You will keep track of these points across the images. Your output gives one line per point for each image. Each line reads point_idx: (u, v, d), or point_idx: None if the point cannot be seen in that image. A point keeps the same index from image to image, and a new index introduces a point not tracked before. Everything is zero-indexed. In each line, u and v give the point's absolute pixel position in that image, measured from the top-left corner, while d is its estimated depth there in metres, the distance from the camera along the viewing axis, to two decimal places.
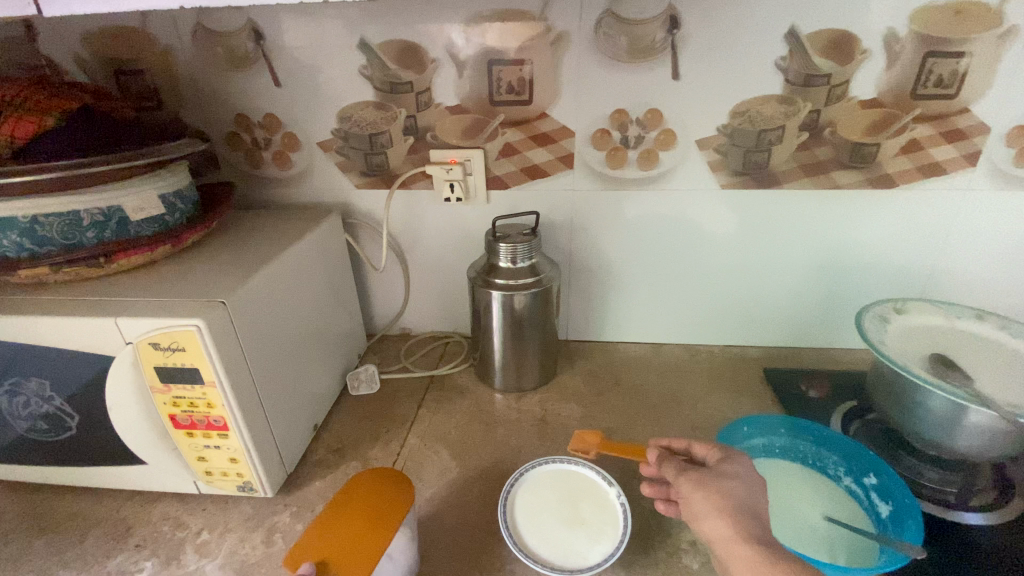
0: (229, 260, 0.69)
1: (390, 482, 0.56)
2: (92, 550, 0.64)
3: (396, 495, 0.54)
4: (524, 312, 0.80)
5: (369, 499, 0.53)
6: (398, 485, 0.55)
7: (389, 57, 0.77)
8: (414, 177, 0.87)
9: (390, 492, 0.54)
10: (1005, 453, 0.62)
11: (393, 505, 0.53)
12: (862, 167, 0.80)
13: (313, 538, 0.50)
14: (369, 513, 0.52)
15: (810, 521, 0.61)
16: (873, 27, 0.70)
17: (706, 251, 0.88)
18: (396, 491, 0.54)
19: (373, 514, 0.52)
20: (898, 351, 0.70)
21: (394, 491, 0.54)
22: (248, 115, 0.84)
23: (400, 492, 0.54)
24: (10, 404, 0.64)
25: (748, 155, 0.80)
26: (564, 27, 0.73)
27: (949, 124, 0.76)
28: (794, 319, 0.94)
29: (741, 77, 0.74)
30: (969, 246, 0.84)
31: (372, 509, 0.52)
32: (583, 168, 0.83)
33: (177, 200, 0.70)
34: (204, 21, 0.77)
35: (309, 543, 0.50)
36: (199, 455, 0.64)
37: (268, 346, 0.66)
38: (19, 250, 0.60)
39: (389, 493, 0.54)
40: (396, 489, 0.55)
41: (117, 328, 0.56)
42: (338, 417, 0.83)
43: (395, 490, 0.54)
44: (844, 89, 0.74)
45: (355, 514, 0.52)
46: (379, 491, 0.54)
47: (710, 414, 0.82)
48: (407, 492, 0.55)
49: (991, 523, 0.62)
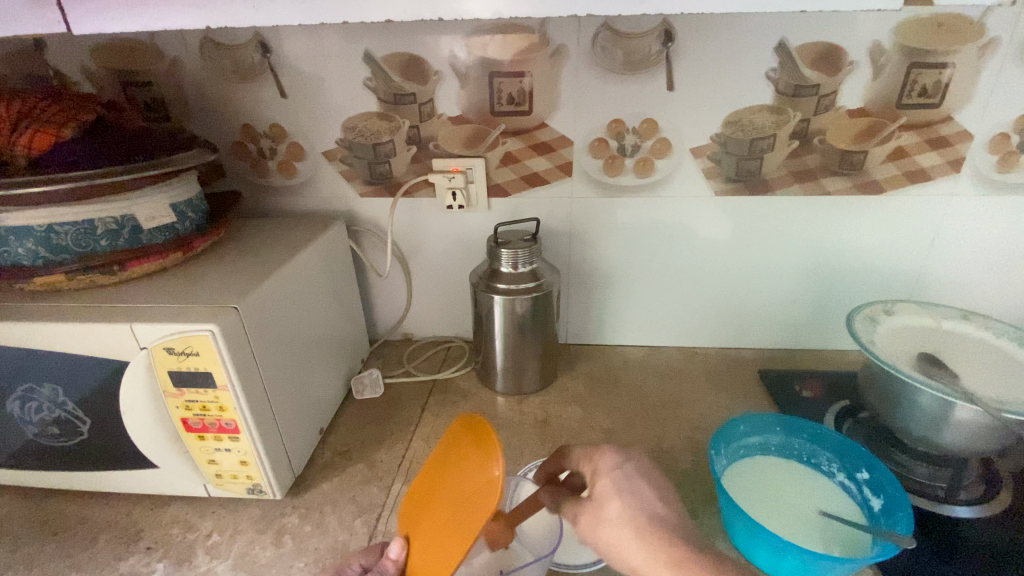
0: (237, 266, 0.71)
1: (480, 449, 0.53)
2: (104, 553, 0.65)
3: (482, 479, 0.51)
4: (525, 316, 0.83)
5: (460, 471, 0.55)
6: (489, 462, 0.51)
7: (393, 70, 0.80)
8: (417, 186, 0.89)
9: (478, 470, 0.52)
10: (990, 447, 0.65)
11: (484, 501, 0.49)
12: (851, 173, 0.83)
13: (415, 509, 0.59)
14: (458, 494, 0.53)
15: (804, 515, 0.64)
16: (860, 40, 0.73)
17: (703, 256, 0.91)
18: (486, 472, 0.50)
19: (460, 497, 0.53)
20: (887, 350, 0.73)
21: (483, 470, 0.51)
22: (254, 125, 0.86)
23: (489, 476, 0.50)
24: (22, 410, 0.65)
25: (741, 162, 0.83)
26: (562, 41, 0.76)
27: (933, 132, 0.79)
28: (788, 321, 0.96)
29: (733, 88, 0.77)
30: (955, 248, 0.87)
31: (460, 491, 0.53)
32: (581, 176, 0.86)
33: (187, 208, 0.72)
34: (212, 35, 0.79)
35: (413, 516, 0.59)
36: (209, 458, 0.65)
37: (276, 351, 0.68)
38: (35, 258, 0.62)
39: (478, 471, 0.52)
40: (484, 468, 0.51)
41: (132, 333, 0.58)
42: (343, 421, 0.85)
43: (483, 467, 0.51)
44: (832, 99, 0.77)
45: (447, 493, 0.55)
46: (471, 474, 0.53)
47: (707, 414, 0.84)
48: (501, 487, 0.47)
49: (981, 516, 0.64)
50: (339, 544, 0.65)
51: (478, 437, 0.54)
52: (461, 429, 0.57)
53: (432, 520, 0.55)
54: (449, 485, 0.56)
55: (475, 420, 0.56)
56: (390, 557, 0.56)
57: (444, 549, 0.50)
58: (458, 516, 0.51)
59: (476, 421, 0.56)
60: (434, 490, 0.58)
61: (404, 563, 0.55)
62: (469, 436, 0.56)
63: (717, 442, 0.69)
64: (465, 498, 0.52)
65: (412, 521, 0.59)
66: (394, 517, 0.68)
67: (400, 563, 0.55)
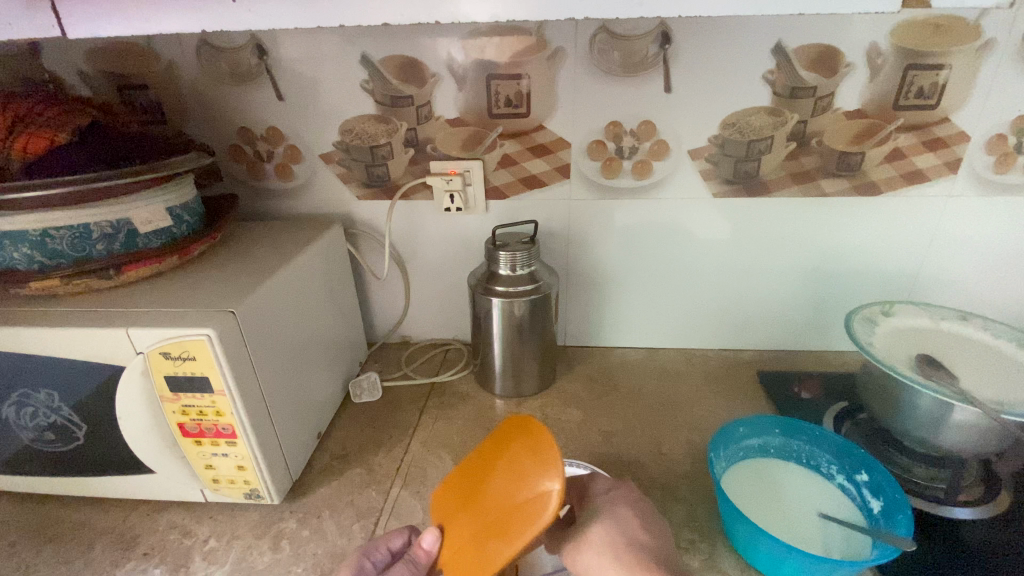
0: (234, 270, 0.70)
1: (533, 452, 0.53)
2: (100, 558, 0.64)
3: (535, 475, 0.51)
4: (523, 318, 0.82)
5: (506, 467, 0.55)
6: (545, 472, 0.50)
7: (391, 73, 0.80)
8: (415, 188, 0.89)
9: (529, 465, 0.52)
10: (989, 448, 0.64)
11: (538, 498, 0.49)
12: (848, 174, 0.83)
13: (450, 504, 0.59)
14: (503, 490, 0.53)
15: (803, 517, 0.63)
16: (857, 42, 0.73)
17: (701, 257, 0.91)
18: (540, 469, 0.51)
19: (506, 492, 0.53)
20: (886, 352, 0.73)
21: (535, 466, 0.52)
22: (250, 128, 0.86)
23: (542, 473, 0.50)
24: (18, 415, 0.64)
25: (739, 164, 0.83)
26: (560, 43, 0.76)
27: (930, 133, 0.79)
28: (786, 322, 0.96)
29: (731, 90, 0.77)
30: (952, 249, 0.87)
31: (507, 485, 0.53)
32: (579, 178, 0.85)
33: (183, 212, 0.72)
34: (208, 38, 0.79)
35: (449, 509, 0.59)
36: (206, 463, 0.65)
37: (273, 355, 0.67)
38: (30, 262, 0.62)
39: (526, 470, 0.52)
40: (537, 464, 0.51)
41: (128, 338, 0.57)
42: (341, 425, 0.84)
43: (536, 464, 0.52)
44: (830, 100, 0.77)
45: (489, 488, 0.56)
46: (520, 478, 0.52)
47: (707, 416, 0.84)
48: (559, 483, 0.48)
49: (980, 517, 0.64)
50: (338, 549, 0.64)
51: (538, 444, 0.53)
52: (517, 431, 0.57)
53: (470, 515, 0.55)
54: (491, 485, 0.56)
55: (527, 421, 0.57)
56: (423, 547, 0.55)
57: (490, 540, 0.50)
58: (505, 509, 0.51)
59: (532, 424, 0.56)
60: (472, 485, 0.58)
61: (433, 557, 0.55)
62: (527, 442, 0.55)
63: (717, 444, 0.69)
64: (512, 492, 0.52)
65: (447, 515, 0.59)
66: (393, 521, 0.68)
67: (432, 555, 0.55)
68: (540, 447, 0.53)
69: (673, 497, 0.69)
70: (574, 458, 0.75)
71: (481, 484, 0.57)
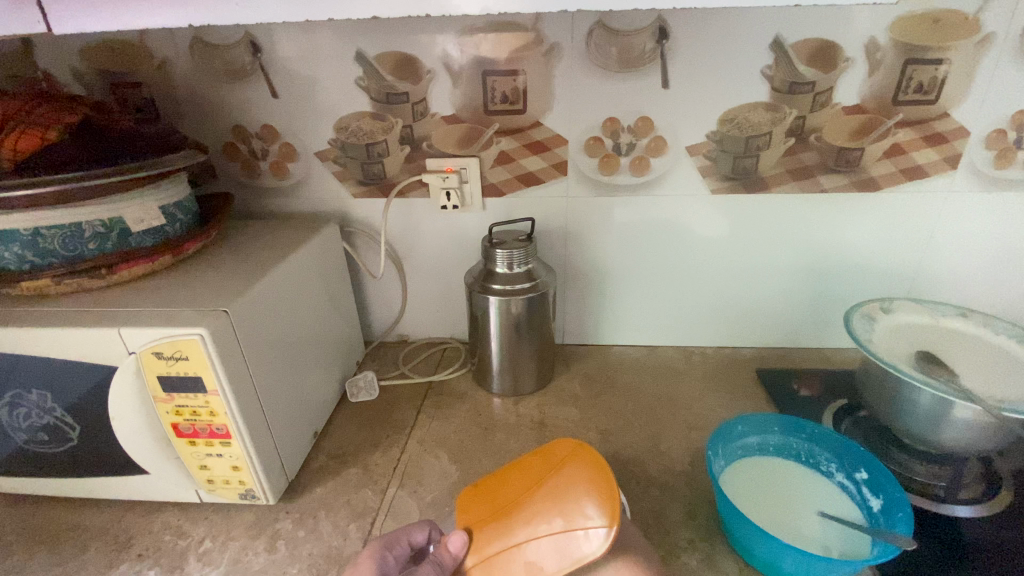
0: (228, 269, 0.70)
1: (581, 475, 0.55)
2: (95, 560, 0.64)
3: (584, 498, 0.53)
4: (521, 317, 0.82)
5: (547, 483, 0.57)
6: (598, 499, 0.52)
7: (385, 70, 0.79)
8: (411, 186, 0.88)
9: (577, 487, 0.54)
10: (990, 445, 0.64)
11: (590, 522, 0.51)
12: (848, 170, 0.82)
13: (474, 510, 0.59)
14: (542, 505, 0.55)
15: (803, 516, 0.63)
16: (856, 37, 0.73)
17: (700, 255, 0.90)
18: (591, 494, 0.53)
19: (548, 506, 0.54)
20: (886, 349, 0.72)
21: (585, 489, 0.54)
22: (245, 126, 0.85)
23: (596, 497, 0.53)
24: (10, 416, 0.64)
25: (737, 160, 0.82)
26: (556, 38, 0.75)
27: (930, 128, 0.78)
28: (786, 319, 0.96)
29: (729, 86, 0.77)
30: (953, 245, 0.87)
31: (549, 499, 0.55)
32: (577, 175, 0.85)
33: (176, 210, 0.71)
34: (201, 34, 0.78)
35: (473, 514, 0.59)
36: (201, 463, 0.64)
37: (268, 355, 0.67)
38: (21, 261, 0.61)
39: (574, 492, 0.54)
40: (589, 488, 0.54)
41: (120, 337, 0.57)
42: (337, 425, 0.84)
43: (587, 487, 0.54)
44: (828, 95, 0.77)
45: (527, 499, 0.57)
46: (565, 497, 0.54)
47: (706, 414, 0.83)
48: (615, 515, 0.51)
49: (980, 515, 0.64)
50: (334, 549, 0.64)
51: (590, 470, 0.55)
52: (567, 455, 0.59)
53: (500, 524, 0.55)
54: (526, 498, 0.57)
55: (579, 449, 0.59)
56: (450, 549, 0.55)
57: (533, 556, 0.52)
58: (547, 524, 0.53)
59: (584, 452, 0.58)
60: (504, 494, 0.59)
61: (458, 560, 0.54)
62: (576, 466, 0.57)
63: (715, 443, 0.68)
64: (556, 508, 0.53)
65: (473, 517, 0.58)
66: (389, 521, 0.67)
67: (457, 558, 0.55)
68: (592, 471, 0.55)
69: (672, 496, 0.69)
70: None
71: (516, 494, 0.58)
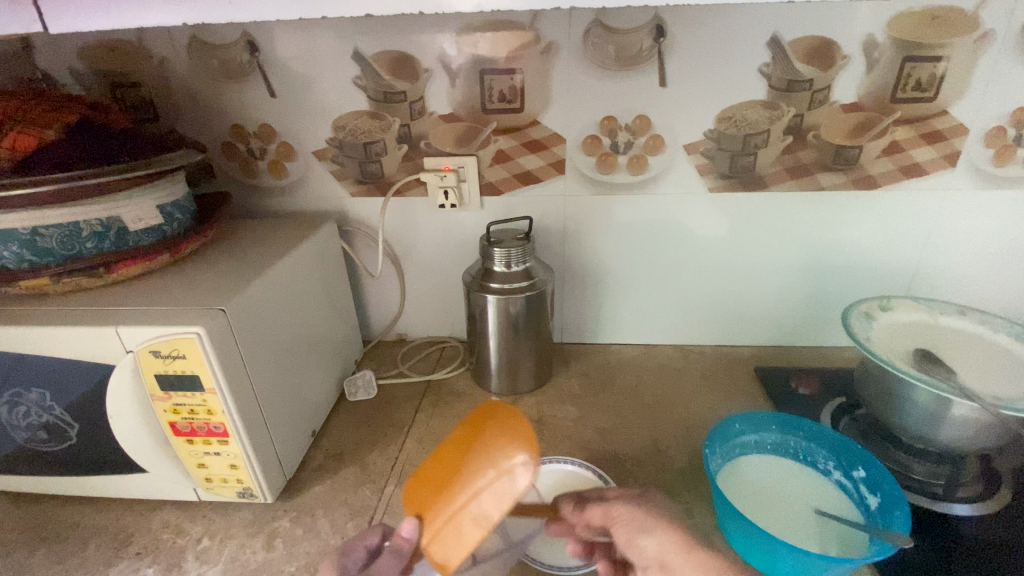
0: (226, 268, 0.70)
1: (496, 424, 0.56)
2: (94, 558, 0.64)
3: (505, 445, 0.54)
4: (519, 315, 0.82)
5: (470, 443, 0.56)
6: (515, 439, 0.53)
7: (383, 69, 0.79)
8: (409, 185, 0.88)
9: (495, 438, 0.55)
10: (989, 443, 0.64)
11: (516, 464, 0.52)
12: (846, 168, 0.82)
13: (414, 492, 0.58)
14: (472, 465, 0.54)
15: (800, 514, 0.63)
16: (854, 34, 0.72)
17: (698, 253, 0.90)
18: (511, 438, 0.53)
19: (476, 464, 0.54)
20: (884, 347, 0.72)
21: (502, 437, 0.54)
22: (243, 125, 0.85)
23: (513, 441, 0.53)
24: (10, 415, 0.64)
25: (735, 158, 0.82)
26: (553, 37, 0.75)
27: (928, 126, 0.78)
28: (785, 317, 0.96)
29: (727, 84, 0.77)
30: (951, 243, 0.86)
31: (474, 458, 0.55)
32: (575, 173, 0.85)
33: (174, 210, 0.71)
34: (199, 33, 0.78)
35: (415, 497, 0.58)
36: (199, 462, 0.64)
37: (265, 353, 0.67)
38: (19, 260, 0.61)
39: (494, 443, 0.54)
40: (508, 435, 0.54)
41: (118, 336, 0.57)
42: (335, 424, 0.84)
43: (504, 434, 0.54)
44: (826, 93, 0.77)
45: (455, 464, 0.56)
46: (490, 449, 0.54)
47: (704, 412, 0.83)
48: (537, 445, 0.52)
49: (979, 513, 0.64)
50: (331, 548, 0.64)
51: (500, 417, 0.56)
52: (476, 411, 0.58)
53: (442, 494, 0.55)
54: (455, 462, 0.56)
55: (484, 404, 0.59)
56: (404, 536, 0.54)
57: (480, 513, 0.52)
58: (483, 478, 0.53)
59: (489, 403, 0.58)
60: (434, 466, 0.58)
61: (418, 542, 0.54)
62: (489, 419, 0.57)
63: (712, 440, 0.68)
64: (483, 463, 0.53)
65: (414, 499, 0.58)
66: (386, 519, 0.67)
67: (414, 541, 0.54)
68: (504, 417, 0.56)
69: (670, 494, 0.69)
70: (568, 456, 0.75)
71: (445, 462, 0.57)
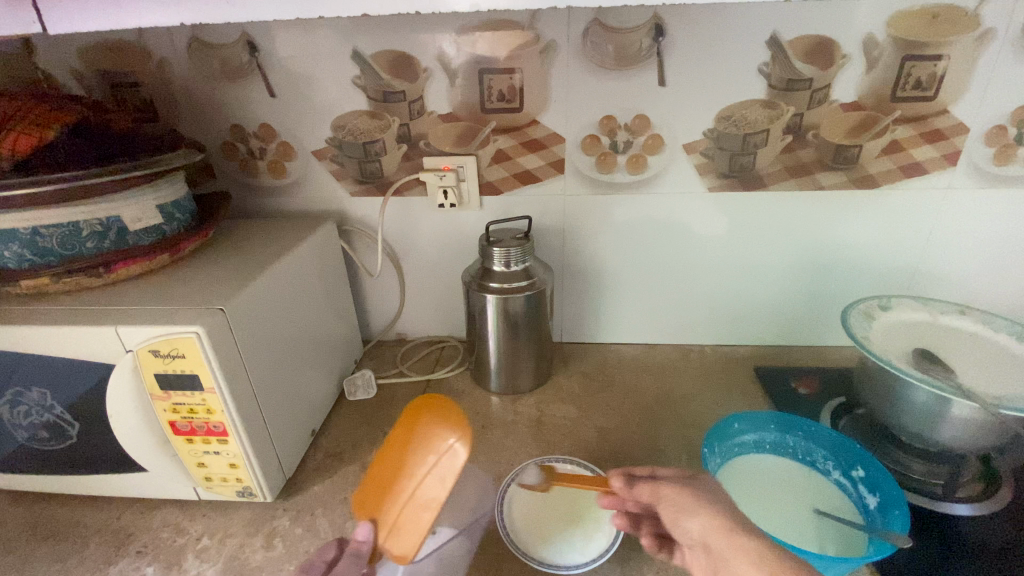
0: (225, 268, 0.70)
1: (428, 415, 0.57)
2: (94, 556, 0.64)
3: (436, 434, 0.55)
4: (518, 315, 0.82)
5: (407, 438, 0.58)
6: (446, 425, 0.55)
7: (382, 68, 0.79)
8: (408, 184, 0.88)
9: (428, 429, 0.56)
10: (989, 443, 0.64)
11: (449, 449, 0.54)
12: (846, 168, 0.82)
13: (368, 495, 0.60)
14: (412, 458, 0.56)
15: (799, 514, 0.63)
16: (854, 32, 0.72)
17: (697, 253, 0.90)
18: (440, 422, 0.55)
19: (415, 457, 0.56)
20: (883, 347, 0.72)
21: (433, 427, 0.56)
22: (243, 125, 0.85)
23: (443, 428, 0.55)
24: (11, 414, 0.64)
25: (734, 158, 0.82)
26: (553, 36, 0.75)
27: (929, 125, 0.78)
28: (784, 317, 0.96)
29: (726, 83, 0.76)
30: (951, 243, 0.86)
31: (413, 452, 0.56)
32: (574, 173, 0.85)
33: (174, 209, 0.71)
34: (198, 33, 0.78)
35: (370, 500, 0.60)
36: (199, 461, 0.65)
37: (265, 353, 0.67)
38: (21, 260, 0.62)
39: (427, 434, 0.56)
40: (436, 420, 0.56)
41: (117, 336, 0.57)
42: (335, 423, 0.84)
43: (434, 423, 0.56)
44: (826, 92, 0.77)
45: (398, 461, 0.58)
46: (426, 441, 0.56)
47: (703, 412, 0.83)
48: (463, 421, 0.54)
49: (979, 513, 0.63)
50: None
51: (429, 408, 0.57)
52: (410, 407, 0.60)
53: (392, 491, 0.57)
54: (397, 458, 0.58)
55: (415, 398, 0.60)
56: (360, 540, 0.56)
57: (425, 503, 0.54)
58: (422, 469, 0.55)
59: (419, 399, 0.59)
60: (382, 466, 0.60)
61: (376, 541, 0.56)
62: (420, 412, 0.58)
63: (711, 440, 0.68)
64: (421, 456, 0.55)
65: (369, 502, 0.60)
66: None
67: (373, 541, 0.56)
68: (434, 407, 0.57)
69: None
70: (567, 455, 0.75)
71: (389, 461, 0.59)
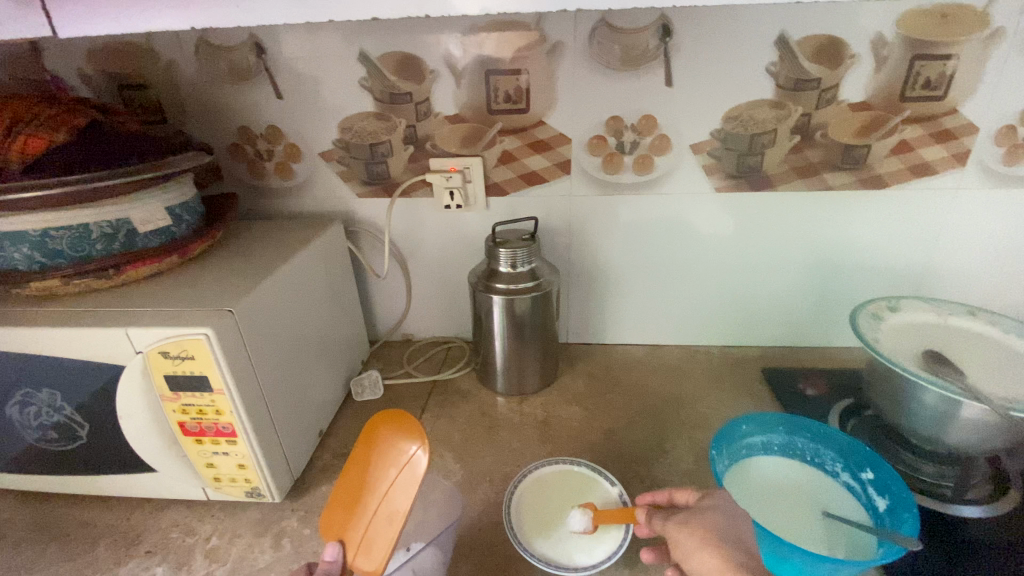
0: (233, 269, 0.70)
1: (388, 429, 0.56)
2: (104, 556, 0.65)
3: (397, 447, 0.54)
4: (524, 316, 0.82)
5: (370, 454, 0.57)
6: (406, 437, 0.54)
7: (389, 70, 0.79)
8: (415, 186, 0.88)
9: (389, 443, 0.55)
10: (999, 445, 0.63)
11: (409, 460, 0.53)
12: (854, 168, 0.81)
13: (334, 515, 0.59)
14: (376, 474, 0.55)
15: (807, 517, 0.63)
16: (863, 31, 0.72)
17: (703, 254, 0.90)
18: (398, 433, 0.55)
19: (378, 472, 0.55)
20: (892, 348, 0.71)
21: (394, 440, 0.55)
22: (250, 127, 0.86)
23: (404, 439, 0.54)
24: (21, 414, 0.65)
25: (742, 158, 0.82)
26: (559, 37, 0.75)
27: (938, 125, 0.77)
28: (792, 318, 0.95)
29: (733, 82, 0.76)
30: (960, 243, 0.86)
31: (375, 468, 0.55)
32: (580, 174, 0.85)
33: (183, 211, 0.72)
34: (206, 36, 0.79)
35: (336, 520, 0.58)
36: (207, 462, 0.65)
37: (273, 354, 0.67)
38: (31, 263, 0.62)
39: (388, 447, 0.55)
40: (393, 431, 0.55)
41: (127, 337, 0.58)
42: (342, 424, 0.84)
43: (395, 437, 0.55)
44: (834, 92, 0.76)
45: (363, 478, 0.57)
46: (388, 455, 0.55)
47: (710, 413, 0.83)
48: (419, 430, 0.53)
49: (990, 515, 0.63)
50: None
51: (386, 421, 0.56)
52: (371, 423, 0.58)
53: (357, 508, 0.56)
54: (362, 474, 0.57)
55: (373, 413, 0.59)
56: (329, 560, 0.55)
57: (390, 518, 0.53)
58: (386, 483, 0.54)
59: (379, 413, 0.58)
60: (346, 485, 0.59)
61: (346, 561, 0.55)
62: (379, 427, 0.57)
63: (719, 442, 0.68)
64: (384, 470, 0.55)
65: (335, 523, 0.58)
66: None
67: (342, 560, 0.55)
68: (392, 419, 0.56)
69: None
70: (574, 456, 0.75)
71: (354, 479, 0.58)
